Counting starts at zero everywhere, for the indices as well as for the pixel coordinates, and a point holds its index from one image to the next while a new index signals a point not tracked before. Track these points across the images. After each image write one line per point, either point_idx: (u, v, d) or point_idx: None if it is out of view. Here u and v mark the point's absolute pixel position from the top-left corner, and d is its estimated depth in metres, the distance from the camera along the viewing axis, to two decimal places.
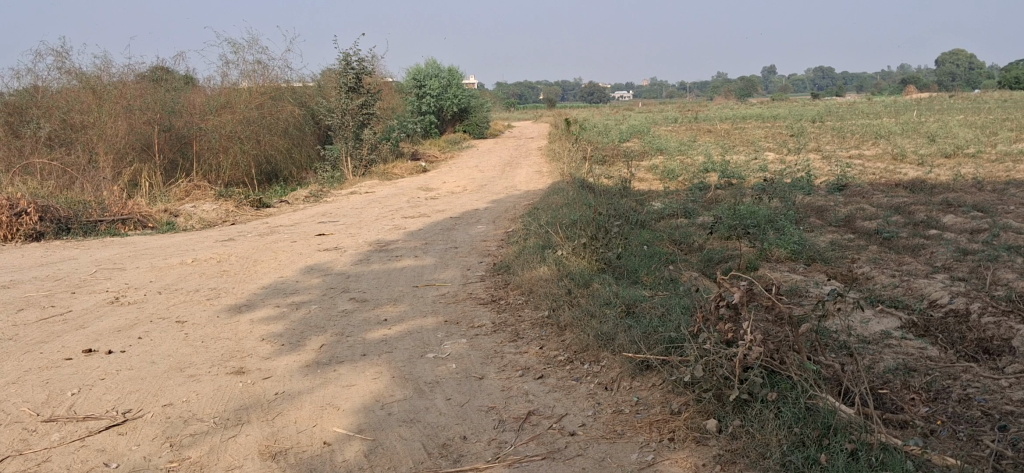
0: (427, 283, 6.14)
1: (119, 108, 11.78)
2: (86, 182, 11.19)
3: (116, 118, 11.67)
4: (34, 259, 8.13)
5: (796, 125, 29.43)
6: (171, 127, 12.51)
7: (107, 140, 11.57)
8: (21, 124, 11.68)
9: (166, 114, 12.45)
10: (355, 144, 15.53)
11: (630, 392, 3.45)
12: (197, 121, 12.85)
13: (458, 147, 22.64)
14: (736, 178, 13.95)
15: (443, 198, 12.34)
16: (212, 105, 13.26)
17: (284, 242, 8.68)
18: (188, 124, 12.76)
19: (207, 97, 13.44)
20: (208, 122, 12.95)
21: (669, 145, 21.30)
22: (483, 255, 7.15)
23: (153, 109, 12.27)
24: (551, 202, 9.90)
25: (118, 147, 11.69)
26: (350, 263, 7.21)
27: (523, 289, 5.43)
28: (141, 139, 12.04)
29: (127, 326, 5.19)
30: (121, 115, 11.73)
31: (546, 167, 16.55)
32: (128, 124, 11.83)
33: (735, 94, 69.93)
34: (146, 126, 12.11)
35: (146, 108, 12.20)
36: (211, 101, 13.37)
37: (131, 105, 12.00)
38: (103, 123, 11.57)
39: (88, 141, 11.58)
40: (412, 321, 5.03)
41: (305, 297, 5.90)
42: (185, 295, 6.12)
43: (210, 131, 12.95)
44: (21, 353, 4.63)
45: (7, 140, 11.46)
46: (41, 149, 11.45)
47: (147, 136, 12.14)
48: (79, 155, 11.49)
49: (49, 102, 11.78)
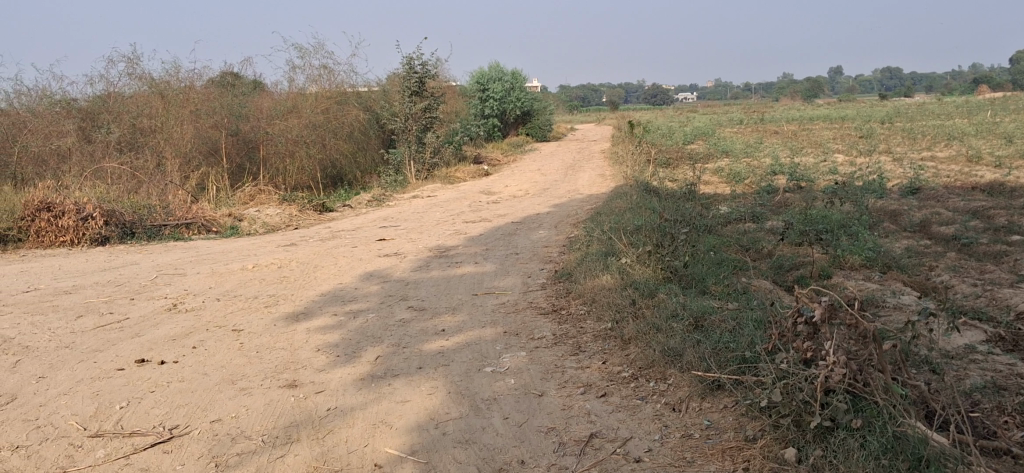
0: (487, 291, 5.97)
1: (187, 113, 11.99)
2: (155, 187, 11.29)
3: (182, 122, 11.90)
4: (97, 264, 8.15)
5: (865, 126, 28.75)
6: (237, 130, 12.62)
7: (174, 145, 11.82)
8: (94, 129, 11.74)
9: (233, 118, 12.56)
10: (417, 148, 15.44)
11: (699, 414, 3.24)
12: (264, 125, 12.87)
13: (522, 150, 22.49)
14: (805, 181, 13.57)
15: (506, 202, 12.18)
16: (278, 110, 13.28)
17: (344, 247, 8.59)
18: (256, 128, 12.82)
19: (273, 101, 13.49)
20: (274, 127, 12.98)
21: (735, 147, 20.89)
22: (545, 262, 6.95)
23: (221, 113, 12.37)
24: (615, 206, 9.66)
25: (185, 151, 11.93)
26: (410, 269, 7.07)
27: (585, 299, 5.22)
28: (207, 143, 12.21)
29: (182, 335, 5.12)
30: (188, 120, 11.94)
31: (609, 170, 16.31)
32: (194, 128, 12.00)
33: (801, 94, 68.84)
34: (212, 130, 12.24)
35: (213, 111, 12.30)
36: (278, 105, 13.40)
37: (198, 109, 12.15)
38: (171, 128, 11.83)
39: (156, 145, 11.81)
40: (470, 331, 4.86)
41: (363, 305, 5.76)
42: (243, 302, 6.04)
43: (276, 135, 12.98)
44: (74, 363, 4.57)
45: (79, 145, 11.39)
46: (112, 153, 11.51)
47: (214, 140, 12.29)
48: (148, 159, 11.66)
49: (119, 107, 11.98)
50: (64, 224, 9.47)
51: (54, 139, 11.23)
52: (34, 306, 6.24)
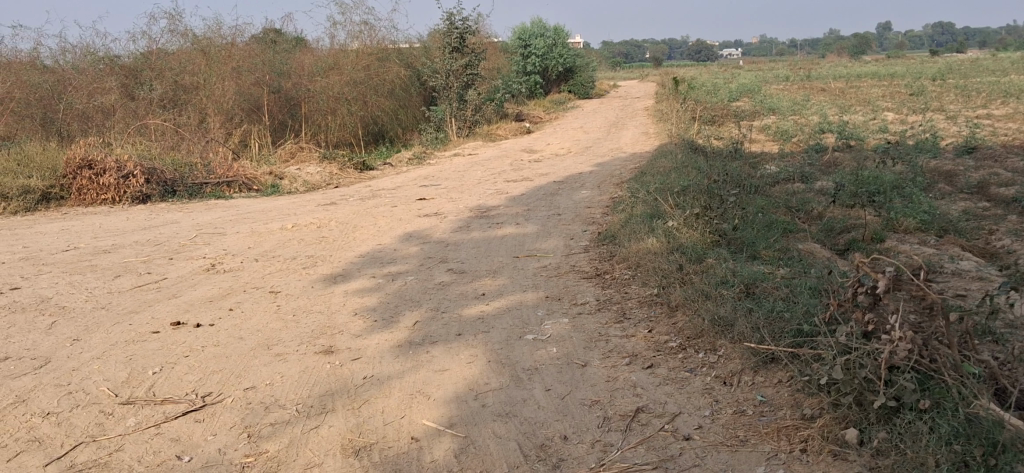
0: (528, 254, 5.82)
1: (228, 70, 11.94)
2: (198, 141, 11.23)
3: (224, 79, 11.84)
4: (137, 223, 8.12)
5: (916, 83, 28.02)
6: (280, 88, 12.52)
7: (216, 102, 11.74)
8: (136, 87, 11.79)
9: (275, 75, 12.45)
10: (459, 105, 15.24)
11: (752, 389, 3.08)
12: (306, 82, 12.80)
13: (564, 108, 22.22)
14: (856, 140, 13.20)
15: (547, 161, 11.98)
16: (320, 67, 13.14)
17: (385, 206, 8.47)
18: (297, 85, 12.74)
19: (314, 58, 13.37)
20: (316, 84, 12.86)
21: (782, 104, 20.43)
22: (588, 224, 6.77)
23: (262, 69, 12.28)
24: (660, 166, 9.42)
25: (227, 108, 11.81)
26: (450, 230, 6.93)
27: (630, 263, 5.04)
28: (249, 100, 12.10)
29: (219, 297, 5.03)
30: (229, 77, 11.88)
31: (653, 129, 16.01)
32: (236, 85, 11.92)
33: (849, 50, 67.47)
34: (254, 88, 12.17)
35: (255, 69, 12.23)
36: (319, 62, 13.27)
37: (240, 66, 12.10)
38: (211, 85, 11.80)
39: (198, 103, 11.79)
40: (511, 296, 4.72)
41: (402, 267, 5.64)
42: (281, 263, 5.94)
43: (317, 92, 12.86)
44: (110, 325, 4.51)
45: (122, 102, 11.48)
46: (155, 110, 11.58)
47: (256, 97, 12.20)
48: (189, 116, 11.62)
49: (161, 64, 11.95)
50: (105, 182, 9.46)
51: (98, 95, 11.34)
52: (73, 266, 6.20)
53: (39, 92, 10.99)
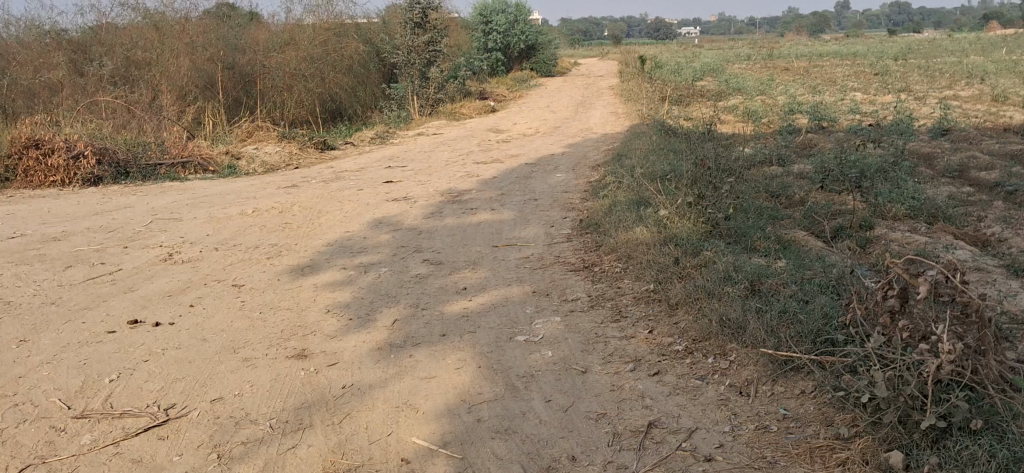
0: (508, 243, 5.53)
1: (181, 45, 11.45)
2: (147, 120, 10.80)
3: (177, 55, 11.36)
4: (87, 208, 7.67)
5: (878, 63, 28.09)
6: (234, 63, 12.13)
7: (170, 78, 11.26)
8: (85, 62, 11.33)
9: (229, 50, 12.06)
10: (421, 83, 14.84)
11: (773, 401, 2.82)
12: (260, 58, 12.39)
13: (526, 86, 21.86)
14: (827, 121, 13.05)
15: (515, 141, 11.66)
16: (276, 42, 12.73)
17: (350, 190, 8.11)
18: (253, 61, 12.28)
19: (272, 34, 12.90)
20: (271, 60, 12.47)
21: (747, 84, 20.27)
22: (567, 210, 6.48)
23: (216, 45, 11.87)
24: (633, 148, 9.15)
25: (181, 84, 11.36)
26: (422, 216, 6.61)
27: (620, 256, 4.77)
28: (204, 77, 11.67)
29: (178, 292, 4.68)
30: (183, 52, 11.42)
31: (620, 108, 15.72)
32: (191, 60, 11.51)
33: (807, 30, 67.81)
34: (209, 63, 11.76)
35: (209, 45, 11.81)
36: (275, 37, 12.81)
37: (194, 42, 11.67)
38: (164, 59, 11.30)
39: (152, 79, 11.30)
40: (494, 291, 4.44)
41: (374, 257, 5.31)
42: (244, 253, 5.58)
43: (274, 69, 12.44)
44: (60, 323, 4.15)
45: (69, 79, 10.95)
46: (105, 87, 11.03)
47: (210, 74, 11.75)
48: (142, 93, 11.14)
49: (112, 39, 11.46)
50: (53, 163, 8.99)
51: (43, 72, 10.86)
52: (18, 255, 5.78)
53: None
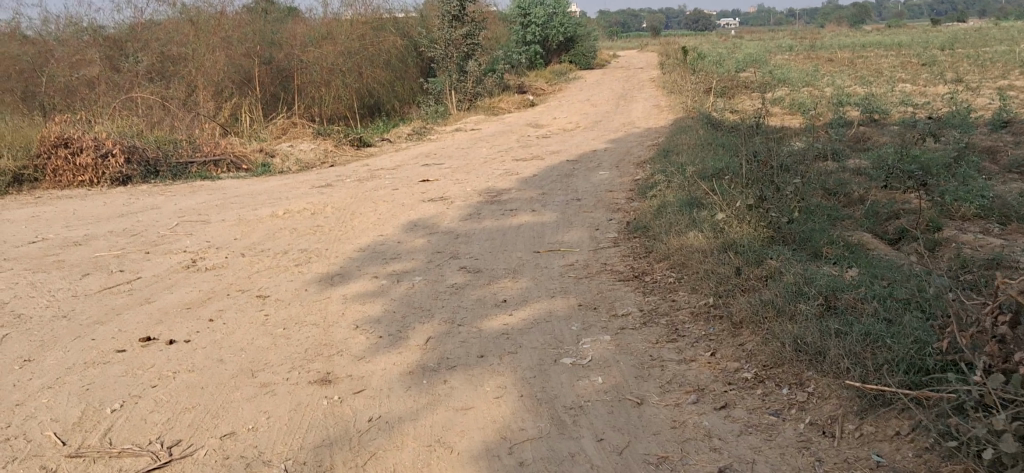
0: (550, 248, 5.16)
1: (217, 40, 11.28)
2: (179, 117, 10.65)
3: (213, 50, 11.20)
4: (114, 209, 7.41)
5: (925, 52, 27.29)
6: (271, 58, 11.92)
7: (206, 73, 11.15)
8: (121, 59, 11.04)
9: (265, 45, 11.86)
10: (458, 78, 14.49)
11: (864, 445, 2.44)
12: (298, 53, 12.07)
13: (565, 79, 21.44)
14: (880, 112, 12.51)
15: (556, 137, 11.28)
16: (313, 37, 12.44)
17: (384, 189, 7.78)
18: (290, 56, 12.05)
19: (308, 28, 12.62)
20: (309, 55, 12.15)
21: (792, 75, 19.69)
22: (612, 211, 6.09)
23: (253, 40, 11.64)
24: (680, 143, 8.73)
25: (217, 80, 11.22)
26: (459, 218, 6.26)
27: (672, 263, 4.39)
28: (241, 72, 11.53)
29: (197, 304, 4.37)
30: (219, 47, 11.24)
31: (664, 101, 15.25)
32: (226, 56, 11.31)
33: (848, 20, 66.63)
34: (245, 59, 11.53)
35: (246, 40, 11.60)
36: (312, 32, 12.53)
37: (231, 36, 11.44)
38: (199, 56, 11.10)
39: (187, 75, 11.17)
40: (537, 304, 4.07)
41: (408, 265, 4.97)
42: (272, 259, 5.26)
43: (311, 64, 12.15)
44: (69, 341, 3.86)
45: (105, 75, 10.84)
46: (140, 83, 10.95)
47: (247, 69, 11.59)
48: (176, 89, 10.95)
49: (147, 33, 11.37)
50: (81, 162, 8.76)
51: (80, 68, 10.67)
52: (37, 262, 5.51)
53: (20, 68, 10.18)
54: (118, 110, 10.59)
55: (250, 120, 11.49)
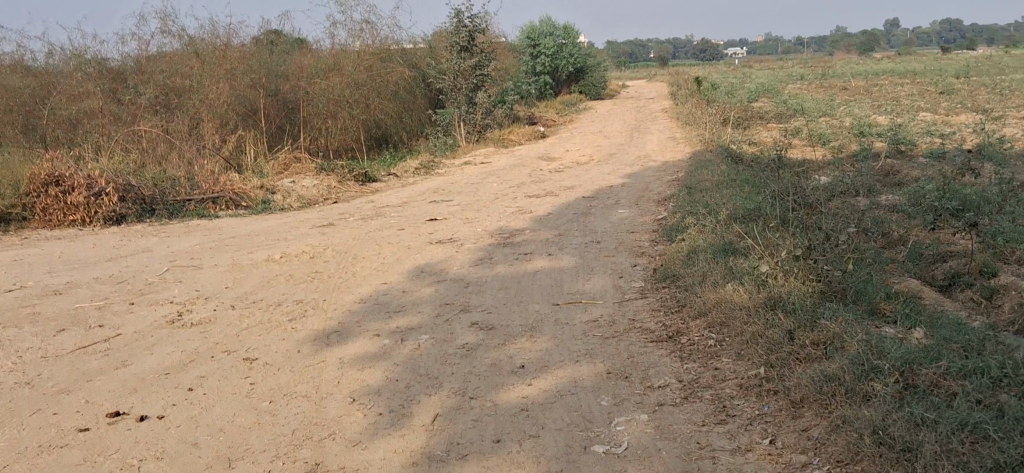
0: (571, 300, 4.68)
1: (222, 71, 10.91)
2: (184, 151, 10.21)
3: (217, 81, 10.83)
4: (102, 252, 6.94)
5: (941, 81, 26.84)
6: (277, 90, 11.56)
7: (210, 106, 10.74)
8: (124, 91, 10.72)
9: (272, 77, 11.50)
10: (468, 109, 14.05)
11: None
12: (304, 84, 11.74)
13: (576, 109, 21.04)
14: (906, 145, 12.04)
15: (570, 171, 10.82)
16: (320, 67, 12.06)
17: (390, 229, 7.32)
18: (296, 87, 11.75)
19: (315, 59, 12.23)
20: (315, 86, 11.80)
21: (808, 105, 19.25)
22: (635, 256, 5.61)
23: (257, 71, 11.31)
24: (703, 179, 8.26)
25: (221, 113, 10.85)
26: (469, 264, 5.79)
27: (710, 322, 3.90)
28: (246, 104, 11.17)
29: (176, 369, 3.88)
30: (223, 78, 10.87)
31: (679, 133, 14.81)
32: (231, 87, 10.94)
33: (857, 48, 66.39)
34: (250, 90, 11.17)
35: (252, 71, 11.24)
36: (319, 63, 12.16)
37: (235, 68, 11.08)
38: (205, 87, 10.75)
39: (192, 108, 10.75)
40: (559, 371, 3.57)
41: (414, 320, 4.49)
42: (263, 313, 4.78)
43: (317, 95, 11.80)
44: (26, 415, 3.37)
45: (106, 106, 10.39)
46: (143, 117, 10.51)
47: (253, 101, 11.25)
48: (179, 122, 10.59)
49: (150, 66, 10.92)
50: (73, 201, 8.33)
51: (81, 101, 10.24)
52: (9, 315, 5.02)
53: (21, 97, 10.04)
54: (120, 145, 10.14)
55: (255, 153, 11.04)
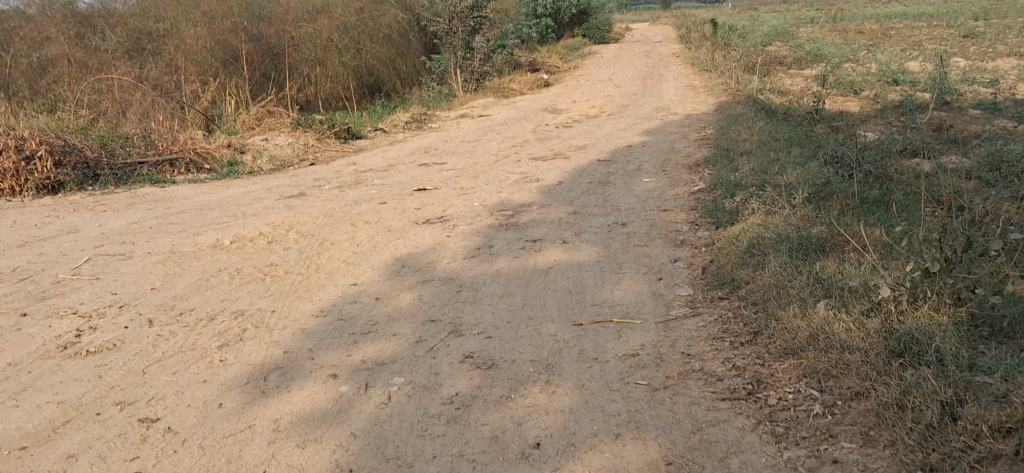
0: (597, 316, 3.50)
1: (199, 15, 9.81)
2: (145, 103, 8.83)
3: (195, 26, 9.70)
4: (20, 233, 5.72)
5: (961, 24, 25.44)
6: (261, 36, 10.24)
7: (186, 52, 9.56)
8: (92, 36, 9.47)
9: (253, 21, 10.22)
10: (465, 54, 12.62)
11: None
12: (289, 29, 10.61)
13: (579, 55, 19.63)
14: (953, 94, 10.78)
15: (579, 126, 9.60)
16: (307, 10, 11.04)
17: (370, 203, 6.11)
18: (281, 32, 10.49)
19: None
20: (300, 31, 10.71)
21: (829, 49, 17.84)
22: (675, 245, 4.43)
23: (239, 14, 10.02)
24: (740, 138, 7.02)
25: (197, 60, 9.62)
26: (463, 254, 4.60)
27: (806, 370, 2.72)
28: (228, 51, 9.90)
29: (39, 439, 2.72)
30: (201, 23, 9.74)
31: (696, 80, 13.56)
32: (210, 32, 9.75)
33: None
34: (230, 35, 9.88)
35: (231, 13, 9.99)
36: (307, 5, 11.10)
37: (213, 11, 9.91)
38: (179, 33, 9.58)
39: (167, 54, 9.52)
40: (592, 454, 2.40)
41: (387, 349, 3.31)
42: (187, 336, 3.60)
43: (301, 41, 10.70)
44: None
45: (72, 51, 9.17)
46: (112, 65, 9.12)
47: (234, 48, 9.95)
48: (152, 70, 9.32)
49: (122, 10, 9.87)
50: None
51: (46, 47, 9.06)
52: None
53: None
54: (86, 96, 8.78)
55: (234, 106, 9.76)
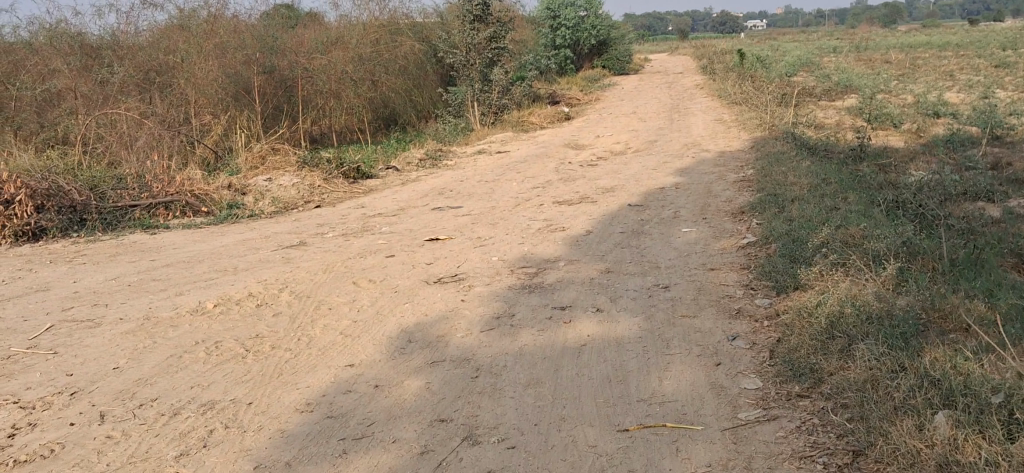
0: (646, 419, 2.81)
1: (211, 45, 9.15)
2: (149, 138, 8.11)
3: (208, 58, 9.05)
4: None
5: (991, 53, 24.68)
6: (274, 67, 9.68)
7: (198, 86, 8.91)
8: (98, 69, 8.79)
9: (267, 52, 9.61)
10: (482, 86, 11.99)
11: None
12: (304, 61, 9.93)
13: (600, 87, 19.03)
14: (1005, 128, 10.05)
15: (605, 164, 8.94)
16: (321, 43, 10.33)
17: (375, 256, 5.45)
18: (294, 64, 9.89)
19: (317, 33, 10.55)
20: (315, 62, 9.99)
21: (858, 79, 17.12)
22: (733, 316, 3.74)
23: (253, 45, 9.46)
24: (787, 181, 6.33)
25: (206, 95, 8.99)
26: (481, 325, 3.92)
27: None
28: (237, 84, 9.32)
29: None
30: (214, 55, 9.10)
31: (725, 113, 12.90)
32: (221, 65, 9.13)
33: (882, 20, 63.85)
34: (243, 67, 9.35)
35: (245, 45, 9.41)
36: (321, 37, 10.45)
37: (226, 42, 9.26)
38: (190, 65, 8.93)
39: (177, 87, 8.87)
40: None
41: (384, 465, 2.63)
42: (140, 439, 2.93)
43: (317, 74, 10.01)
44: None
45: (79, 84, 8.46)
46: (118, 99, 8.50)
47: (246, 80, 9.41)
48: (160, 104, 8.67)
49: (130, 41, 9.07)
50: None
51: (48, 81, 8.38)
52: None
53: None
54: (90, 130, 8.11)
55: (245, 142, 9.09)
